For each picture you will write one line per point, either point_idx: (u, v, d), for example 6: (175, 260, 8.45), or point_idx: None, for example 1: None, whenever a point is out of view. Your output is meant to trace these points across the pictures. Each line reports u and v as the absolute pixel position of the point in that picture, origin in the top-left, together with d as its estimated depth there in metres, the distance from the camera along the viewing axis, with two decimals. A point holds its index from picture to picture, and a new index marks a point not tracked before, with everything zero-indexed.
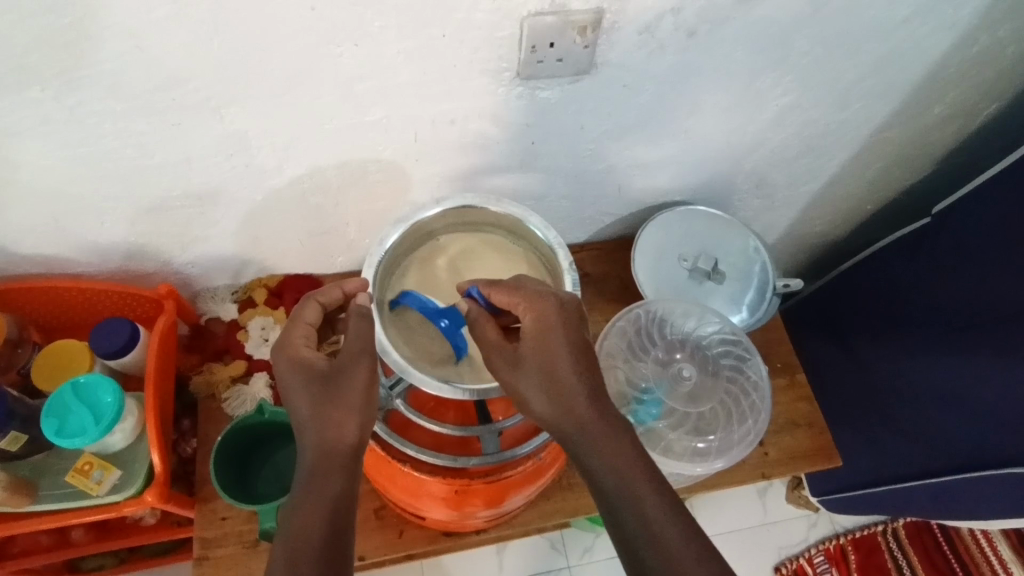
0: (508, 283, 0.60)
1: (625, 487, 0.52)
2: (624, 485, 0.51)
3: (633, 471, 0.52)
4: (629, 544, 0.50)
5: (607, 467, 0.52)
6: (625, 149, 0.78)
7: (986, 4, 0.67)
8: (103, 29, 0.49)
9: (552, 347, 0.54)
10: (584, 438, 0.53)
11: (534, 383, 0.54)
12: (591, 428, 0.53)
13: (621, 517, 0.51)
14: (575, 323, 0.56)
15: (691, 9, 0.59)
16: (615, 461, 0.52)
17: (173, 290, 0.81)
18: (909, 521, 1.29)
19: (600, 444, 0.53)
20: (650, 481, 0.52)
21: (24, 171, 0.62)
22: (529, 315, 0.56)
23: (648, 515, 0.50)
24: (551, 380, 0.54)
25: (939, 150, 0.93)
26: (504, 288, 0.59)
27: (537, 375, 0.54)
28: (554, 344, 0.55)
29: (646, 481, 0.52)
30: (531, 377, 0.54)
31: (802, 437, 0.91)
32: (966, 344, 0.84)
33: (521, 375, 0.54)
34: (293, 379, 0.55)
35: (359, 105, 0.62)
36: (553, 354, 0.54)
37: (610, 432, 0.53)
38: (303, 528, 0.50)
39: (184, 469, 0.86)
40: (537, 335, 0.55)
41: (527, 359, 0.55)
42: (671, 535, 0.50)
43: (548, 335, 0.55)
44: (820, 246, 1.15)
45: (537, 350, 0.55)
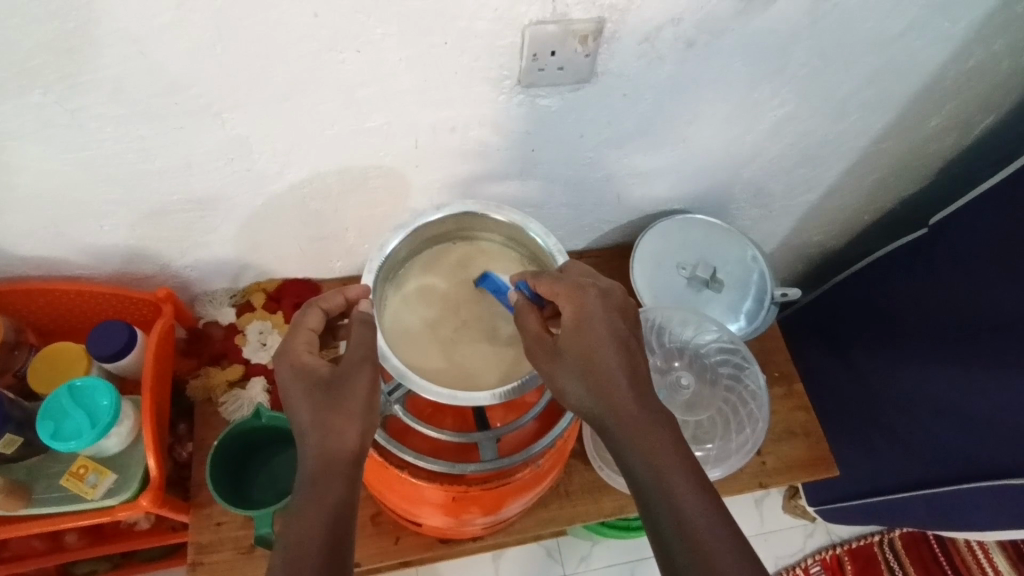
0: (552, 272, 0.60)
1: (663, 482, 0.50)
2: (662, 481, 0.50)
3: (673, 468, 0.51)
4: (663, 540, 0.49)
5: (646, 461, 0.51)
6: (623, 158, 0.78)
7: (982, 17, 0.68)
8: (105, 34, 0.49)
9: (590, 338, 0.54)
10: (623, 430, 0.52)
11: (572, 374, 0.54)
12: (630, 422, 0.52)
13: (657, 511, 0.50)
14: (615, 314, 0.56)
15: (691, 20, 0.59)
16: (655, 456, 0.51)
17: (171, 293, 0.81)
18: (906, 532, 1.29)
19: (639, 438, 0.52)
20: (692, 479, 0.51)
21: (24, 174, 0.62)
22: (569, 304, 0.56)
23: (685, 513, 0.49)
24: (590, 373, 0.54)
25: (935, 162, 0.94)
26: (546, 278, 0.58)
27: (575, 365, 0.54)
28: (595, 333, 0.55)
29: (686, 479, 0.51)
30: (569, 366, 0.54)
31: (800, 446, 0.91)
32: (963, 355, 0.84)
33: (559, 366, 0.55)
34: (293, 385, 0.55)
35: (360, 111, 0.62)
36: (592, 343, 0.54)
37: (652, 427, 0.52)
38: (302, 532, 0.50)
39: (179, 474, 0.84)
40: (576, 326, 0.55)
41: (565, 349, 0.55)
42: (706, 529, 0.48)
43: (586, 325, 0.55)
44: (818, 256, 1.16)
45: (577, 341, 0.54)
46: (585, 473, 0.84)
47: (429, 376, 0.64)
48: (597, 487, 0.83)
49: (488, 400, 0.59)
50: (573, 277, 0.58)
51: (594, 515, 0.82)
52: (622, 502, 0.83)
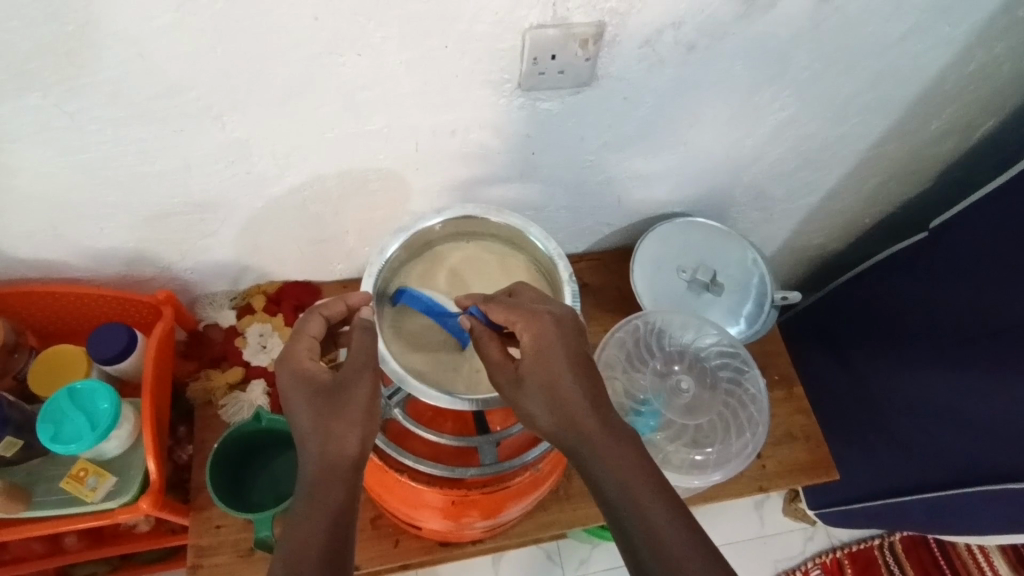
0: (503, 299, 0.60)
1: (632, 499, 0.50)
2: (631, 496, 0.50)
3: (641, 484, 0.51)
4: (635, 557, 0.49)
5: (614, 479, 0.51)
6: (623, 161, 0.78)
7: (983, 21, 0.68)
8: (105, 37, 0.49)
9: (551, 363, 0.54)
10: (589, 450, 0.52)
11: (538, 399, 0.54)
12: (597, 441, 0.52)
13: (628, 529, 0.49)
14: (572, 338, 0.56)
15: (691, 24, 0.59)
16: (622, 473, 0.51)
17: (171, 296, 0.81)
18: (906, 535, 1.29)
19: (606, 456, 0.51)
20: (660, 493, 0.50)
21: (23, 176, 0.62)
22: (526, 331, 0.56)
23: (656, 529, 0.49)
24: (554, 396, 0.53)
25: (935, 165, 0.94)
26: (500, 305, 0.58)
27: (539, 391, 0.54)
28: (553, 358, 0.54)
29: (654, 494, 0.50)
30: (533, 393, 0.54)
31: (800, 450, 0.91)
32: (963, 359, 0.84)
33: (524, 392, 0.54)
34: (294, 391, 0.55)
35: (360, 114, 0.62)
36: (553, 368, 0.54)
37: (617, 445, 0.52)
38: (302, 538, 0.50)
39: (179, 477, 0.84)
40: (535, 352, 0.55)
41: (527, 375, 0.54)
42: (679, 545, 0.48)
43: (544, 351, 0.55)
44: (818, 259, 1.16)
45: (538, 367, 0.54)
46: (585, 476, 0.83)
47: (428, 378, 0.63)
48: None
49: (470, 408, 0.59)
50: (527, 304, 0.58)
51: (594, 518, 0.82)
52: None
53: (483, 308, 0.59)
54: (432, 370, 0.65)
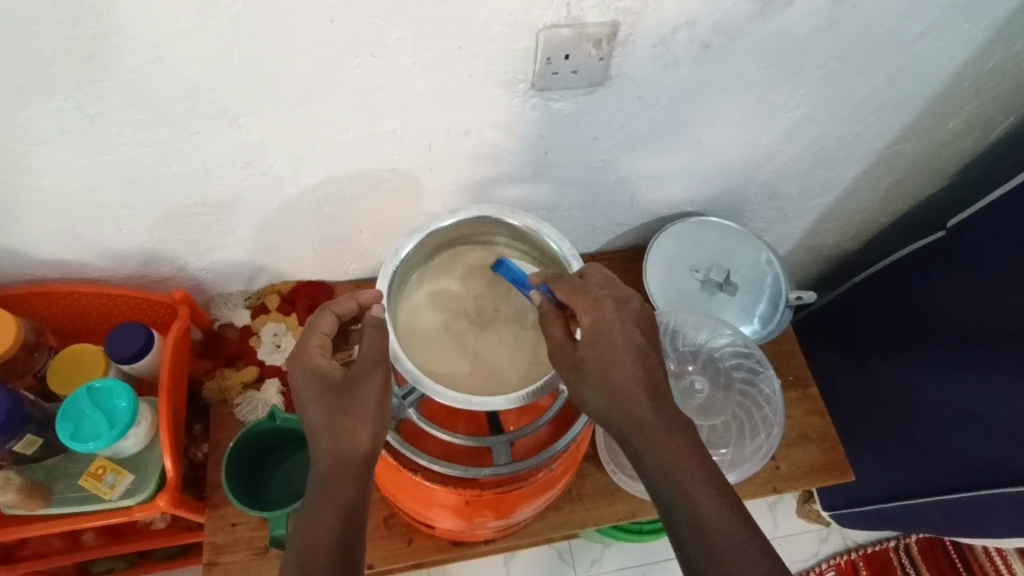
0: (570, 279, 0.60)
1: (683, 490, 0.50)
2: (683, 491, 0.50)
3: (693, 476, 0.51)
4: (683, 548, 0.49)
5: (665, 471, 0.51)
6: (637, 160, 0.78)
7: (1003, 18, 0.67)
8: (127, 41, 0.50)
9: (609, 350, 0.55)
10: (643, 440, 0.53)
11: (594, 384, 0.54)
12: (651, 430, 0.53)
13: (678, 521, 0.50)
14: (634, 326, 0.56)
15: (706, 23, 0.59)
16: (673, 465, 0.51)
17: (188, 296, 0.83)
18: (922, 537, 1.28)
19: (657, 447, 0.52)
20: (711, 487, 0.51)
21: (44, 178, 0.63)
22: (587, 314, 0.56)
23: (705, 522, 0.49)
24: (610, 383, 0.54)
25: (953, 163, 0.93)
26: (565, 284, 0.59)
27: (593, 377, 0.54)
28: (612, 347, 0.55)
29: (705, 488, 0.51)
30: (589, 378, 0.55)
31: (814, 452, 0.90)
32: (982, 360, 0.83)
33: (579, 374, 0.55)
34: (306, 387, 0.56)
35: (375, 115, 0.62)
36: (609, 355, 0.55)
37: (670, 437, 0.53)
38: (313, 533, 0.50)
39: (196, 474, 0.86)
40: (595, 336, 0.55)
41: (587, 359, 0.55)
42: (727, 541, 0.48)
43: (603, 336, 0.55)
44: (833, 258, 1.14)
45: (597, 352, 0.55)
46: (598, 477, 0.83)
47: (441, 380, 0.64)
48: (610, 490, 0.83)
49: (497, 406, 0.59)
50: (592, 287, 0.59)
51: (606, 518, 0.82)
52: (634, 505, 0.83)
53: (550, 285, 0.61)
54: (447, 375, 0.64)
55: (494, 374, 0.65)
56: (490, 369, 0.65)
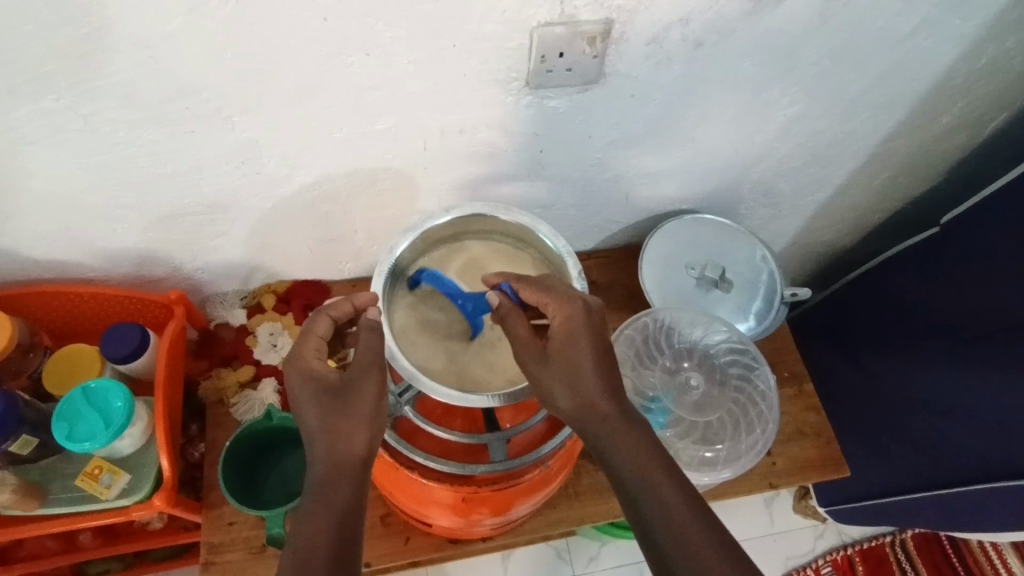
0: (536, 280, 0.61)
1: (649, 484, 0.51)
2: (646, 478, 0.51)
3: (658, 472, 0.52)
4: (650, 541, 0.50)
5: (631, 465, 0.52)
6: (632, 158, 0.78)
7: (995, 15, 0.67)
8: (119, 40, 0.50)
9: (577, 346, 0.55)
10: (610, 435, 0.53)
11: (563, 378, 0.54)
12: (616, 427, 0.53)
13: (644, 513, 0.50)
14: (599, 326, 0.57)
15: (699, 21, 0.59)
16: (637, 460, 0.52)
17: (183, 296, 0.82)
18: (917, 533, 1.29)
19: (623, 442, 0.53)
20: (674, 481, 0.52)
21: (38, 178, 0.62)
22: (559, 310, 0.57)
23: (671, 514, 0.50)
24: (579, 379, 0.54)
25: (947, 160, 0.93)
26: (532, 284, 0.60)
27: (563, 372, 0.55)
28: (581, 342, 0.55)
29: (670, 482, 0.51)
30: (558, 373, 0.55)
31: (809, 447, 0.90)
32: (975, 355, 0.84)
33: (548, 368, 0.55)
34: (303, 391, 0.56)
35: (369, 114, 0.62)
36: (578, 351, 0.55)
37: (633, 434, 0.53)
38: (311, 535, 0.50)
39: (191, 474, 0.86)
40: (566, 330, 0.56)
41: (560, 352, 0.55)
42: (690, 524, 0.49)
43: (573, 332, 0.56)
44: (828, 255, 1.15)
45: (569, 345, 0.55)
46: (594, 474, 0.84)
47: (440, 378, 0.64)
48: (607, 487, 0.83)
49: (488, 404, 0.58)
50: (560, 287, 0.60)
51: (603, 516, 0.82)
52: None
53: (515, 284, 0.61)
54: (445, 374, 0.64)
55: (494, 374, 0.65)
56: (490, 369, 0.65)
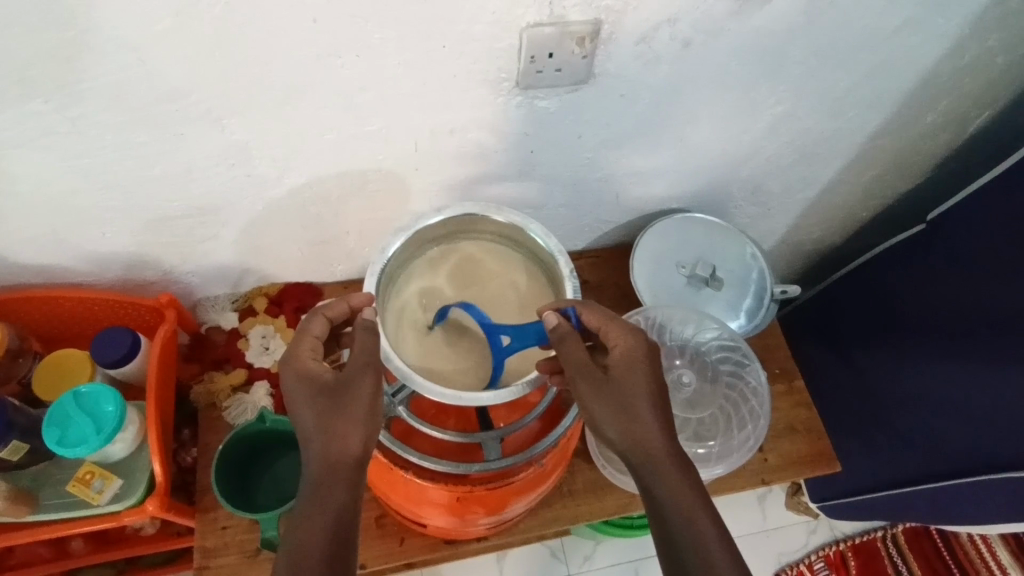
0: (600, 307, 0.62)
1: (695, 533, 0.53)
2: (690, 522, 0.53)
3: (706, 521, 0.53)
4: None
5: (680, 512, 0.53)
6: (622, 158, 0.78)
7: (977, 13, 0.68)
8: (107, 42, 0.50)
9: (636, 379, 0.57)
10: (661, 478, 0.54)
11: (619, 411, 0.56)
12: (667, 471, 0.55)
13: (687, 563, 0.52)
14: (657, 364, 0.59)
15: (687, 20, 0.60)
16: (685, 507, 0.54)
17: (173, 299, 0.82)
18: (908, 527, 1.30)
19: (670, 482, 0.54)
20: (718, 533, 0.53)
21: (26, 182, 0.62)
22: (619, 340, 0.59)
23: (713, 564, 0.51)
24: (634, 416, 0.56)
25: (932, 157, 0.94)
26: (593, 310, 0.61)
27: (618, 403, 0.56)
28: (639, 379, 0.57)
29: (717, 533, 0.53)
30: (612, 404, 0.56)
31: (801, 443, 0.91)
32: (963, 349, 0.85)
33: (605, 396, 0.56)
34: (298, 391, 0.56)
35: (359, 116, 0.63)
36: (635, 386, 0.56)
37: (684, 478, 0.55)
38: (305, 534, 0.52)
39: (184, 479, 0.86)
40: (626, 361, 0.57)
41: (620, 383, 0.57)
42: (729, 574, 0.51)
43: (634, 364, 0.57)
44: (816, 252, 1.16)
45: (628, 377, 0.57)
46: (589, 472, 0.84)
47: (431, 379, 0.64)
48: (601, 485, 0.84)
49: (479, 402, 0.57)
50: (623, 320, 0.61)
51: (597, 514, 0.83)
52: (625, 500, 0.83)
53: (579, 309, 0.61)
54: (438, 376, 0.64)
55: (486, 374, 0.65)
56: (482, 370, 0.65)
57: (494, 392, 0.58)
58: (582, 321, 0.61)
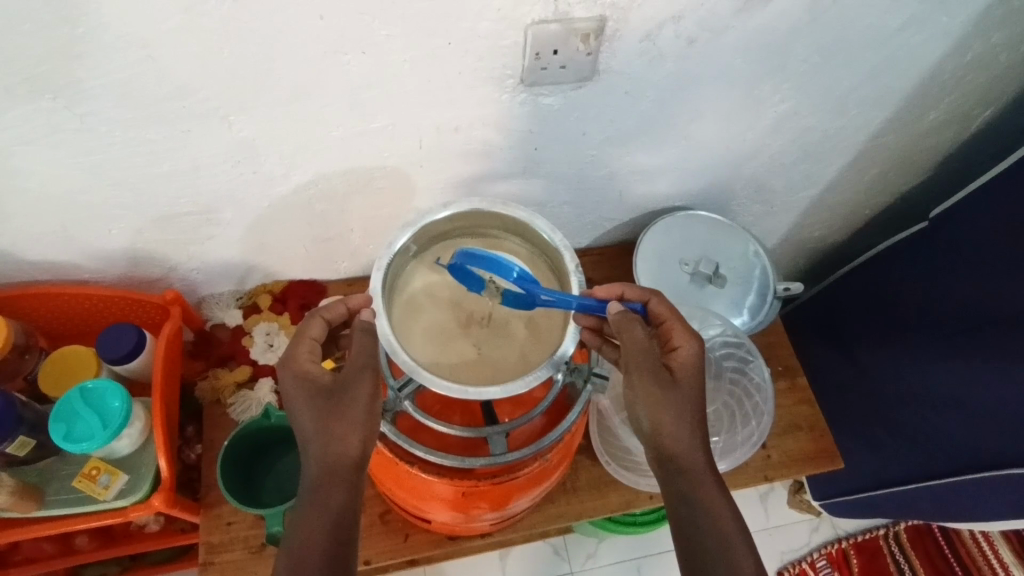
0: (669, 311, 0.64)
1: (724, 543, 0.54)
2: (720, 532, 0.55)
3: (736, 534, 0.55)
4: None
5: (711, 521, 0.55)
6: (626, 155, 0.79)
7: (980, 11, 0.68)
8: (115, 38, 0.50)
9: (691, 386, 0.59)
10: (696, 485, 0.57)
11: (672, 412, 0.58)
12: (703, 481, 0.57)
13: (713, 571, 0.53)
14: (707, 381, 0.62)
15: (691, 18, 0.60)
16: (715, 517, 0.56)
17: (179, 296, 0.82)
18: (910, 525, 1.30)
19: (704, 491, 0.56)
20: (747, 547, 0.54)
21: (34, 179, 0.62)
22: (683, 342, 0.61)
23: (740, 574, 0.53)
24: (682, 420, 0.58)
25: (934, 155, 0.94)
26: (666, 308, 0.64)
27: (673, 403, 0.58)
28: (692, 388, 0.59)
29: (745, 547, 0.54)
30: (666, 402, 0.58)
31: (804, 440, 0.91)
32: (965, 346, 0.85)
33: (662, 392, 0.58)
34: (296, 393, 0.57)
35: (365, 113, 0.63)
36: (689, 393, 0.59)
37: (719, 490, 0.57)
38: (305, 535, 0.53)
39: (188, 476, 0.86)
40: (687, 367, 0.60)
41: (677, 385, 0.59)
42: None
43: (692, 372, 0.60)
44: (819, 250, 1.16)
45: (686, 381, 0.59)
46: (592, 469, 0.84)
47: (449, 373, 0.64)
48: (605, 482, 0.84)
49: (483, 395, 0.58)
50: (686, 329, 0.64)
51: (601, 510, 0.83)
52: (628, 496, 0.83)
53: (650, 298, 0.64)
54: (459, 368, 0.65)
55: (503, 368, 0.65)
56: (499, 363, 0.66)
57: (500, 388, 0.58)
58: (650, 310, 0.64)
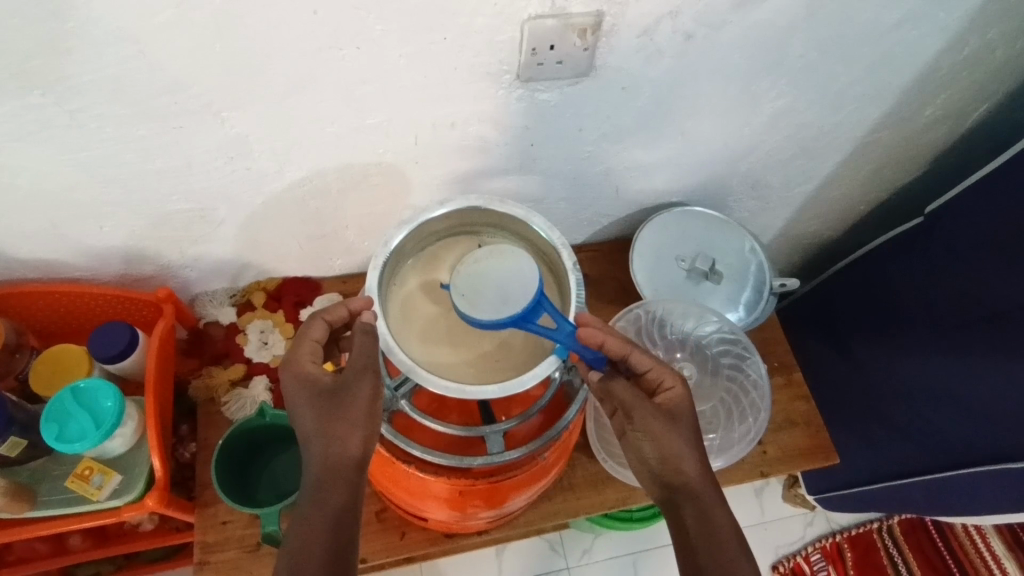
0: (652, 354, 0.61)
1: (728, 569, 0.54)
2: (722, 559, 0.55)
3: (739, 562, 0.55)
4: None
5: (714, 550, 0.55)
6: (623, 151, 0.78)
7: (977, 7, 0.68)
8: (105, 33, 0.49)
9: (680, 422, 0.59)
10: (706, 514, 0.57)
11: (674, 446, 0.58)
12: (705, 509, 0.57)
13: None
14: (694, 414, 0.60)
15: (689, 13, 0.60)
16: (723, 546, 0.55)
17: (171, 293, 0.81)
18: (903, 519, 1.31)
19: (706, 520, 0.56)
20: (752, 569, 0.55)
21: (25, 175, 0.61)
22: (669, 381, 0.60)
23: None
24: (678, 456, 0.58)
25: (930, 150, 0.94)
26: (644, 353, 0.60)
27: (664, 441, 0.58)
28: (682, 423, 0.59)
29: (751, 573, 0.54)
30: (658, 440, 0.58)
31: (800, 436, 0.92)
32: (960, 341, 0.85)
33: (663, 429, 0.58)
34: (299, 396, 0.56)
35: (360, 108, 0.62)
36: (678, 429, 0.58)
37: (719, 516, 0.57)
38: (306, 536, 0.53)
39: (183, 474, 0.85)
40: (675, 405, 0.59)
41: (668, 422, 0.58)
42: None
43: (678, 409, 0.59)
44: (814, 245, 1.16)
45: (680, 419, 0.59)
46: (588, 466, 0.84)
47: (452, 371, 0.64)
48: (601, 479, 0.84)
49: (475, 394, 0.57)
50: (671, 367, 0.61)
51: (597, 507, 0.83)
52: (625, 493, 0.83)
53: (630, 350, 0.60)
54: (462, 367, 0.64)
55: (505, 366, 0.65)
56: (501, 359, 0.65)
57: (495, 388, 0.58)
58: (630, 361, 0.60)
